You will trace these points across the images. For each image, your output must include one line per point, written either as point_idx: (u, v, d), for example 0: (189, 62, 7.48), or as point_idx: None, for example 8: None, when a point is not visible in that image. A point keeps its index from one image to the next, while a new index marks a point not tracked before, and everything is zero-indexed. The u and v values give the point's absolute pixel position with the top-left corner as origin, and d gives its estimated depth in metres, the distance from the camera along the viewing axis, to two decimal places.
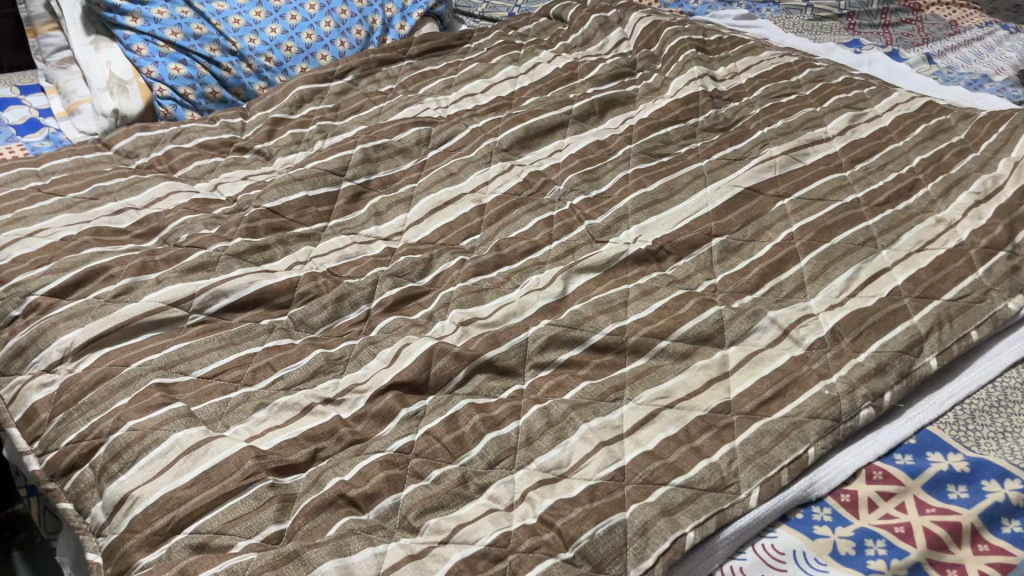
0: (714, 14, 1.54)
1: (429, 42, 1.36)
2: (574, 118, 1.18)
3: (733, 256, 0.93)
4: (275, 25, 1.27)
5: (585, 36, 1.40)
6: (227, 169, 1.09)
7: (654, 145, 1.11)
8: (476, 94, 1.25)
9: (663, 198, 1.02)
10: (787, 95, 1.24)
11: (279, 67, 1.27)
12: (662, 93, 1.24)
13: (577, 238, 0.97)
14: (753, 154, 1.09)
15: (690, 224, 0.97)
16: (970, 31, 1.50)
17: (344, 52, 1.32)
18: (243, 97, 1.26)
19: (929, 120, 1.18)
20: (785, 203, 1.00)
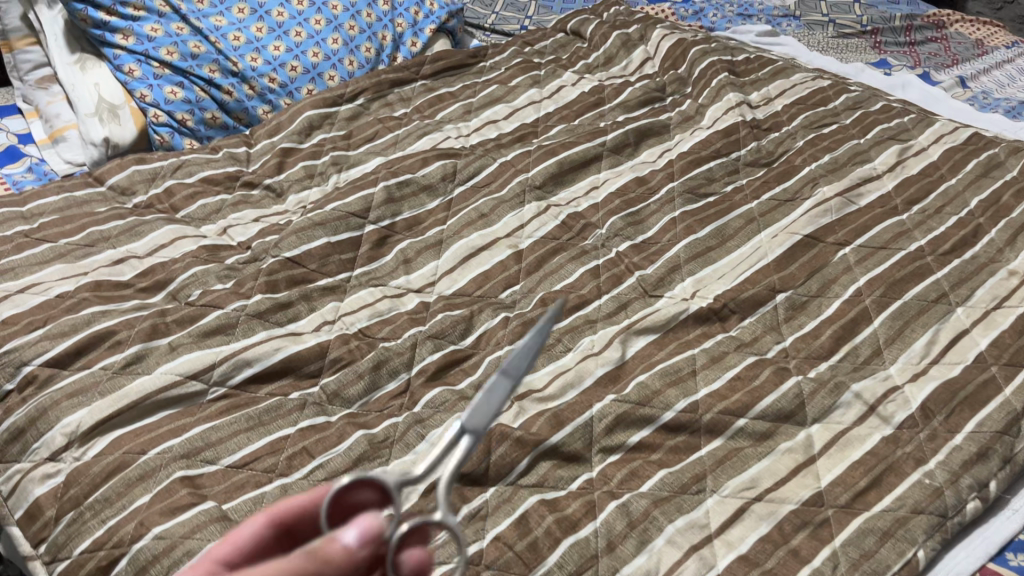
0: (735, 30, 1.47)
1: (444, 61, 1.27)
2: (608, 150, 1.10)
3: (800, 315, 0.86)
4: (278, 42, 1.17)
5: (608, 55, 1.32)
6: (236, 209, 1.00)
7: (699, 182, 1.04)
8: (499, 120, 1.17)
9: (715, 244, 0.95)
10: (827, 125, 1.18)
11: (283, 89, 1.16)
12: (698, 121, 1.16)
13: (628, 291, 0.90)
14: (805, 194, 1.02)
15: (751, 277, 0.90)
16: (1000, 52, 1.46)
17: (353, 72, 1.22)
18: (245, 122, 1.15)
19: (979, 154, 1.13)
20: (847, 253, 0.93)
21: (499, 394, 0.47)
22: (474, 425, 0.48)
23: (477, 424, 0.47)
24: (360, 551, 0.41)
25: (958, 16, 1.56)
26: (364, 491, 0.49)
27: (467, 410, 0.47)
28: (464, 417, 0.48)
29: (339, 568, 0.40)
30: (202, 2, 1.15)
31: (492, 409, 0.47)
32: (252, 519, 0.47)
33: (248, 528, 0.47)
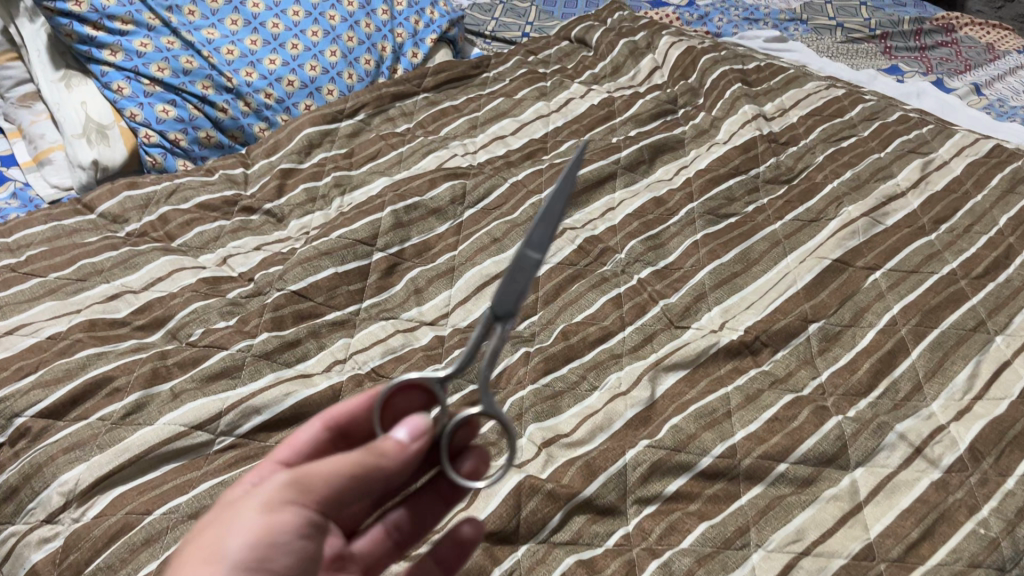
0: (743, 36, 1.43)
1: (447, 72, 1.22)
2: (623, 167, 1.05)
3: (834, 347, 0.82)
4: (274, 55, 1.12)
5: (615, 64, 1.27)
6: (235, 236, 0.95)
7: (719, 202, 1.00)
8: (506, 136, 1.12)
9: (740, 269, 0.91)
10: (845, 137, 1.14)
11: (280, 105, 1.11)
12: (713, 135, 1.12)
13: (653, 322, 0.86)
14: (830, 214, 0.99)
15: (781, 306, 0.86)
16: (1012, 58, 1.42)
17: (353, 86, 1.17)
18: (241, 141, 1.10)
19: (1003, 167, 1.09)
20: (878, 277, 0.90)
21: (527, 271, 0.47)
22: (503, 308, 0.49)
23: (505, 307, 0.48)
24: (411, 445, 0.51)
25: (967, 19, 1.52)
26: (409, 396, 0.58)
27: (496, 290, 0.48)
28: (493, 302, 0.49)
29: (390, 462, 0.50)
30: (193, 15, 1.10)
31: (523, 287, 0.48)
32: (312, 424, 0.56)
33: (308, 433, 0.56)
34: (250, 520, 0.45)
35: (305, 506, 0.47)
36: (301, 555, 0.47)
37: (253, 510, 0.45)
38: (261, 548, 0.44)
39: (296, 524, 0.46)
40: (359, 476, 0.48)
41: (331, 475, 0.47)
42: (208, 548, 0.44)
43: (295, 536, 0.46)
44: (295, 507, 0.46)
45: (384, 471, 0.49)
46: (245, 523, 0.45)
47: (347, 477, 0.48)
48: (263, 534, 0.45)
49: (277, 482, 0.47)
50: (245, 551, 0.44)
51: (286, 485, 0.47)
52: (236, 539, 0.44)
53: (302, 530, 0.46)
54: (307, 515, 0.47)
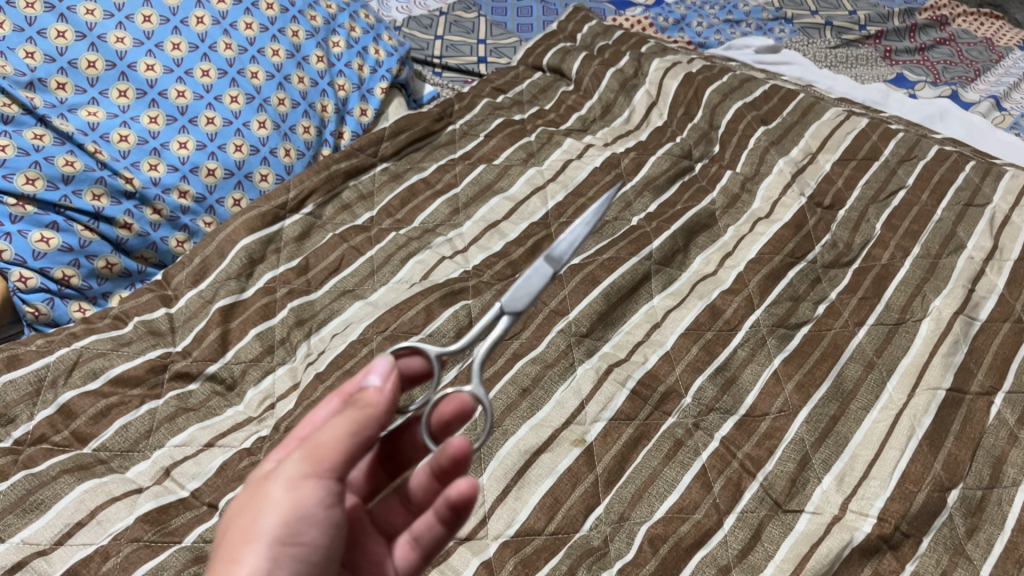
0: (730, 46, 1.25)
1: (406, 132, 0.98)
2: (656, 264, 0.85)
3: (983, 524, 0.66)
4: (184, 136, 0.84)
5: (604, 103, 1.06)
6: (174, 426, 0.69)
7: (784, 307, 0.81)
8: (500, 223, 0.89)
9: (838, 411, 0.73)
10: (893, 189, 0.97)
11: (200, 204, 0.84)
12: (747, 203, 0.93)
13: (756, 509, 0.67)
14: (917, 311, 0.81)
15: (909, 470, 0.68)
16: (1017, 58, 1.29)
17: (292, 165, 0.91)
18: (154, 262, 0.83)
19: None
20: (1000, 407, 0.74)
21: (538, 277, 0.51)
22: (515, 305, 0.50)
23: (517, 304, 0.50)
24: (387, 387, 0.44)
25: (958, 9, 1.38)
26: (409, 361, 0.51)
27: (511, 289, 0.50)
28: (503, 298, 0.50)
29: (382, 407, 0.43)
30: (64, 89, 0.79)
31: (534, 290, 0.51)
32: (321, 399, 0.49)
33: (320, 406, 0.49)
34: (280, 503, 0.41)
35: (325, 472, 0.42)
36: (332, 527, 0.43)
37: (280, 492, 0.41)
38: (293, 526, 0.41)
39: (322, 494, 0.42)
40: (362, 429, 0.43)
41: (342, 437, 0.42)
42: (239, 533, 0.40)
43: (322, 509, 0.42)
44: (318, 480, 0.42)
45: (382, 417, 0.43)
46: (272, 502, 0.41)
47: (357, 435, 0.43)
48: (293, 512, 0.41)
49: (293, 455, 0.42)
50: (285, 532, 0.40)
51: (307, 456, 0.42)
52: (266, 524, 0.40)
53: (329, 502, 0.42)
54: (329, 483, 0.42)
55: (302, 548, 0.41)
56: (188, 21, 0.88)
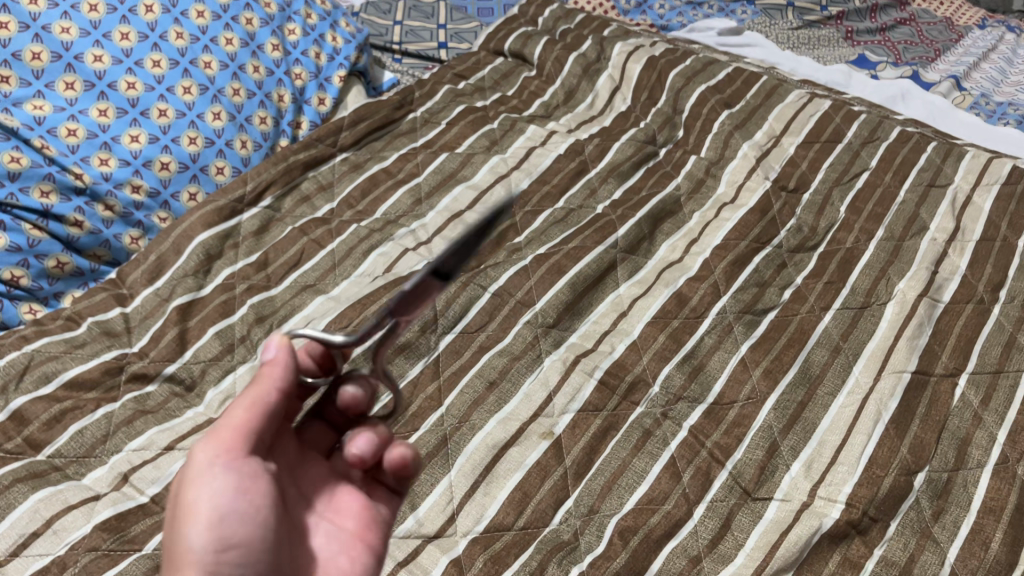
0: (693, 28, 1.25)
1: (366, 121, 0.96)
2: (623, 252, 0.84)
3: (949, 506, 0.66)
4: (135, 130, 0.81)
5: (568, 88, 1.05)
6: (132, 430, 0.67)
7: (750, 293, 0.81)
8: (464, 212, 0.88)
9: (805, 397, 0.73)
10: (857, 171, 0.97)
11: (154, 200, 0.81)
12: (711, 188, 0.93)
13: (726, 497, 0.67)
14: (881, 294, 0.82)
15: (876, 454, 0.68)
16: (976, 37, 1.30)
17: (248, 157, 0.88)
18: (107, 260, 0.80)
19: None
20: (964, 389, 0.74)
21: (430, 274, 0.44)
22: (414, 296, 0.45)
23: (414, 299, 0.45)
24: (277, 355, 0.50)
25: None
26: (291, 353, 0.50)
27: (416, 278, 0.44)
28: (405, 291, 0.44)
29: (273, 378, 0.49)
30: (7, 82, 0.76)
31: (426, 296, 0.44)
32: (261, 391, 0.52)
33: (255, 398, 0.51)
34: (209, 503, 0.44)
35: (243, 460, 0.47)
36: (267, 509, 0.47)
37: (206, 493, 0.45)
38: (217, 519, 0.44)
39: (238, 481, 0.46)
40: (256, 406, 0.48)
41: (248, 421, 0.47)
42: (175, 540, 0.44)
43: (241, 493, 0.46)
44: (232, 466, 0.46)
45: (274, 389, 0.49)
46: (195, 504, 0.44)
47: (261, 416, 0.48)
48: (214, 505, 0.44)
49: (202, 449, 0.46)
50: (226, 529, 0.44)
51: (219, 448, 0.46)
52: (193, 525, 0.44)
53: (246, 484, 0.46)
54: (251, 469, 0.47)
55: (235, 548, 0.44)
56: (137, 9, 0.85)
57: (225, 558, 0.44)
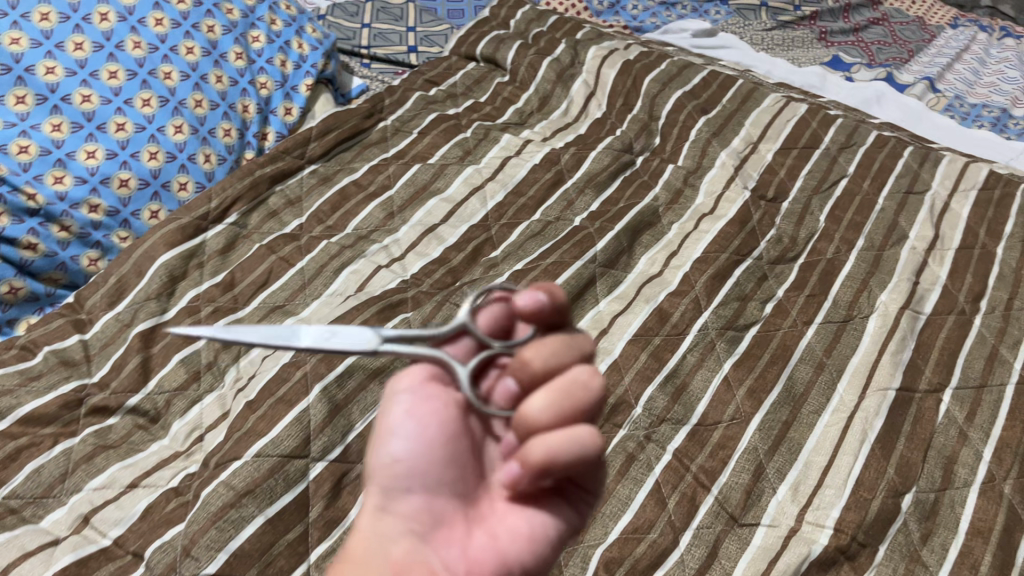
0: (667, 29, 1.24)
1: (335, 131, 0.93)
2: (602, 266, 0.82)
3: (937, 528, 0.65)
4: (92, 145, 0.77)
5: (542, 94, 1.03)
6: (92, 467, 0.63)
7: (732, 308, 0.80)
8: (438, 226, 0.85)
9: (790, 417, 0.72)
10: (835, 177, 0.96)
11: (114, 218, 0.78)
12: (690, 198, 0.91)
13: (713, 524, 0.65)
14: (863, 307, 0.80)
15: (863, 476, 0.67)
16: (949, 37, 1.29)
17: (213, 172, 0.85)
18: (64, 283, 0.77)
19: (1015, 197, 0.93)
20: (949, 405, 0.73)
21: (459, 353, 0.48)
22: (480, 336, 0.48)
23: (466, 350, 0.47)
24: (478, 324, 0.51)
25: None
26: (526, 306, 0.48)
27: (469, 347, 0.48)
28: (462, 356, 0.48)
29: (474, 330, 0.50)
30: None
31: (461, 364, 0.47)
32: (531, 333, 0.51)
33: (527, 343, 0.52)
34: (400, 425, 0.46)
35: (441, 384, 0.47)
36: (453, 438, 0.46)
37: (397, 413, 0.46)
38: (387, 439, 0.46)
39: (412, 407, 0.46)
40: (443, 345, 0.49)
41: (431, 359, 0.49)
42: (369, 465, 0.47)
43: (417, 421, 0.45)
44: (410, 391, 0.47)
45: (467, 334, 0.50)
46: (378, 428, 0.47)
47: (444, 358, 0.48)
48: (389, 427, 0.46)
49: (413, 370, 0.48)
50: (401, 455, 0.45)
51: (422, 372, 0.48)
52: (377, 449, 0.46)
53: (425, 412, 0.46)
54: (452, 394, 0.47)
55: (403, 467, 0.45)
56: (91, 18, 0.81)
57: (394, 484, 0.45)
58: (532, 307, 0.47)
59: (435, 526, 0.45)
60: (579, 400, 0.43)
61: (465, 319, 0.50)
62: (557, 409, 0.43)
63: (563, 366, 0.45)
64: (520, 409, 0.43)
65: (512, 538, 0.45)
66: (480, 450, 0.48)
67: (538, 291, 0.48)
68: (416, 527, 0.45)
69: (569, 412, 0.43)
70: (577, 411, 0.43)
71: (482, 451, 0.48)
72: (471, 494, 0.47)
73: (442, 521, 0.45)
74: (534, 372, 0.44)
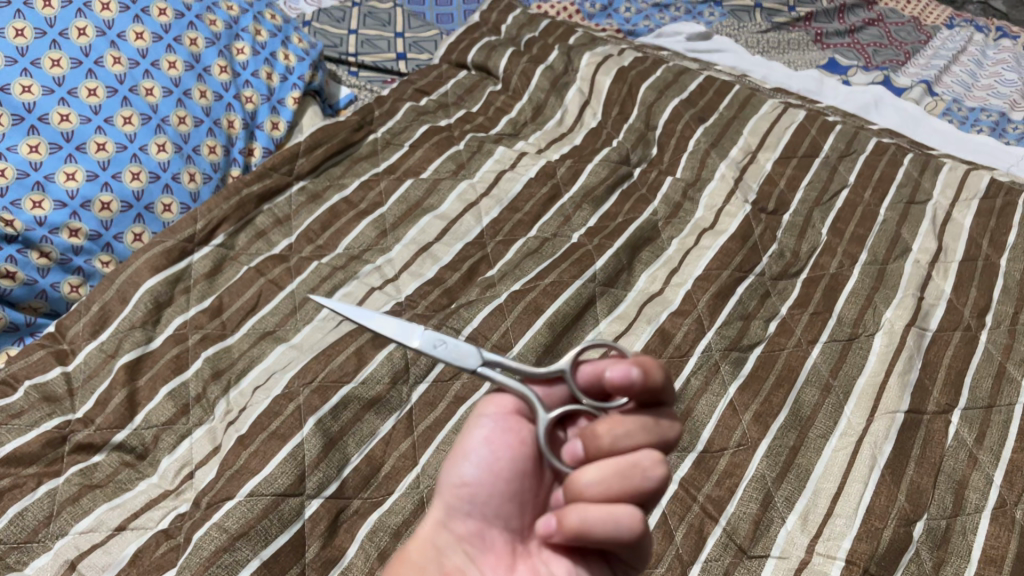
0: (661, 33, 1.22)
1: (324, 145, 0.90)
2: (601, 285, 0.80)
3: (950, 557, 0.63)
4: (72, 166, 0.74)
5: (536, 103, 1.02)
6: (76, 508, 0.60)
7: (735, 328, 0.78)
8: (432, 244, 0.83)
9: (797, 442, 0.70)
10: (836, 187, 0.94)
11: (96, 243, 0.75)
12: (688, 212, 0.90)
13: (721, 557, 0.63)
14: (868, 325, 0.79)
15: (874, 504, 0.65)
16: (945, 38, 1.27)
17: (198, 192, 0.82)
18: (45, 311, 0.74)
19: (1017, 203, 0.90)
20: (958, 426, 0.72)
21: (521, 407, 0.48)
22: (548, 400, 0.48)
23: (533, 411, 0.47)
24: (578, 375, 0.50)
25: None
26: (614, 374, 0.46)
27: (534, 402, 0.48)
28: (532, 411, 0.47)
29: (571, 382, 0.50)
30: None
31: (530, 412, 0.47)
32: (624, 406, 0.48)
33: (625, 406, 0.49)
34: (476, 449, 0.47)
35: (523, 420, 0.48)
36: (520, 475, 0.47)
37: (476, 438, 0.47)
38: (461, 460, 0.47)
39: (491, 435, 0.47)
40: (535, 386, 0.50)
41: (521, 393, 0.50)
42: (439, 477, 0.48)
43: (493, 450, 0.47)
44: (492, 419, 0.48)
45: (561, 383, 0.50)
46: (456, 446, 0.48)
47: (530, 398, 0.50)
48: (466, 448, 0.47)
49: (501, 399, 0.49)
50: (471, 478, 0.46)
51: (509, 404, 0.49)
52: (450, 464, 0.47)
53: (503, 444, 0.47)
54: (531, 432, 0.48)
55: (470, 490, 0.46)
56: (68, 33, 0.78)
57: (458, 504, 0.46)
58: (621, 381, 0.45)
59: (488, 550, 0.46)
60: (634, 485, 0.43)
61: (564, 367, 0.49)
62: (606, 487, 0.43)
63: (632, 448, 0.44)
64: (575, 473, 0.44)
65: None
66: (543, 492, 0.49)
67: (632, 365, 0.45)
68: (468, 545, 0.46)
69: (620, 493, 0.43)
70: (629, 496, 0.43)
71: (545, 492, 0.49)
72: (526, 530, 0.48)
73: (493, 547, 0.46)
74: (601, 446, 0.45)
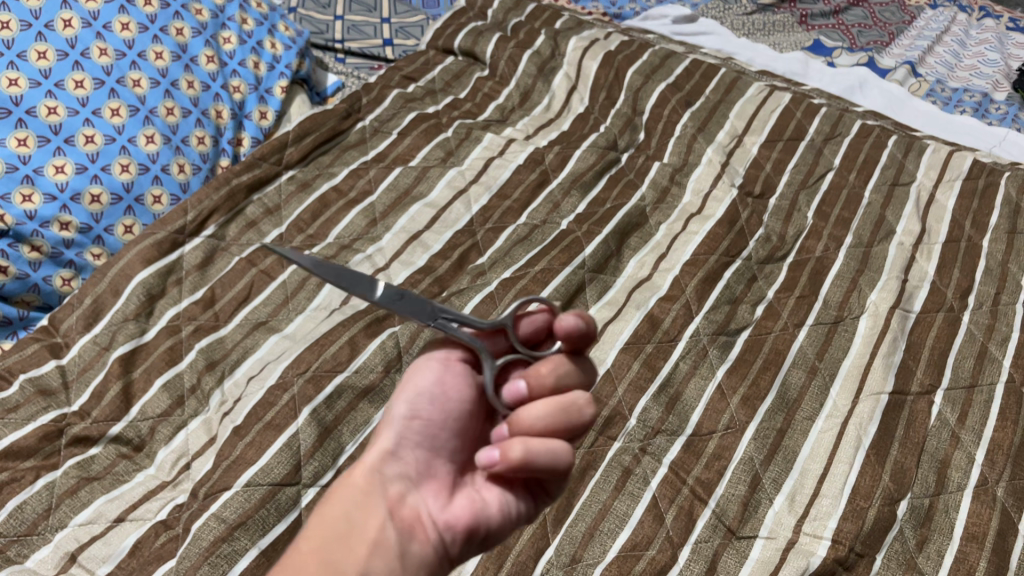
0: (647, 15, 1.22)
1: (311, 135, 0.91)
2: (590, 272, 0.81)
3: (933, 535, 0.65)
4: (60, 160, 0.74)
5: (523, 89, 1.02)
6: (75, 501, 0.61)
7: (722, 312, 0.79)
8: (423, 233, 0.83)
9: (783, 424, 0.71)
10: (821, 169, 0.95)
11: (86, 235, 0.75)
12: (676, 197, 0.91)
13: (711, 537, 0.64)
14: (853, 308, 0.80)
15: (859, 484, 0.67)
16: (928, 18, 1.28)
17: (188, 182, 0.82)
18: (37, 305, 0.74)
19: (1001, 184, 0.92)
20: (941, 407, 0.73)
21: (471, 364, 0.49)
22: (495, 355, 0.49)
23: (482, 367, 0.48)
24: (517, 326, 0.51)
25: None
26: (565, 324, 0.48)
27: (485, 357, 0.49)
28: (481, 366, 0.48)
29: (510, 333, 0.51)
30: None
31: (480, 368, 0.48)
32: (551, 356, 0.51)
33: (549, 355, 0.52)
34: (427, 387, 0.48)
35: (465, 368, 0.50)
36: (464, 414, 0.48)
37: (427, 378, 0.48)
38: (411, 396, 0.48)
39: (439, 377, 0.49)
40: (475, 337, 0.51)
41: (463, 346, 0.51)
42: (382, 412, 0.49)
43: (442, 389, 0.48)
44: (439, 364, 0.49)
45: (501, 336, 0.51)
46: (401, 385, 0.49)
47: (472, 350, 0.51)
48: (415, 385, 0.48)
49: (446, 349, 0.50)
50: (423, 411, 0.47)
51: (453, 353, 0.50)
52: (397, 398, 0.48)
53: (450, 385, 0.48)
54: (472, 378, 0.50)
55: (421, 422, 0.47)
56: (53, 24, 0.77)
57: (408, 435, 0.47)
58: (570, 328, 0.48)
59: (430, 479, 0.47)
60: (571, 421, 0.45)
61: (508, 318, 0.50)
62: (549, 422, 0.45)
63: (568, 391, 0.47)
64: (519, 412, 0.46)
65: (488, 509, 0.47)
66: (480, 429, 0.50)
67: (580, 316, 0.48)
68: (413, 472, 0.46)
69: (559, 429, 0.45)
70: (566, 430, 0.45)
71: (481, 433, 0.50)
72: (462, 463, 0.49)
73: (435, 476, 0.47)
74: (544, 385, 0.47)
